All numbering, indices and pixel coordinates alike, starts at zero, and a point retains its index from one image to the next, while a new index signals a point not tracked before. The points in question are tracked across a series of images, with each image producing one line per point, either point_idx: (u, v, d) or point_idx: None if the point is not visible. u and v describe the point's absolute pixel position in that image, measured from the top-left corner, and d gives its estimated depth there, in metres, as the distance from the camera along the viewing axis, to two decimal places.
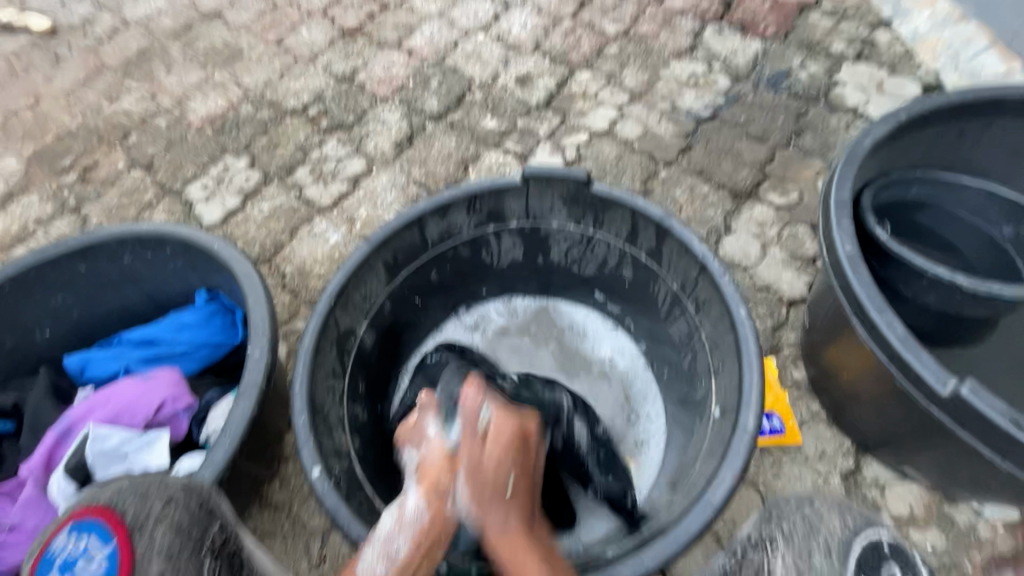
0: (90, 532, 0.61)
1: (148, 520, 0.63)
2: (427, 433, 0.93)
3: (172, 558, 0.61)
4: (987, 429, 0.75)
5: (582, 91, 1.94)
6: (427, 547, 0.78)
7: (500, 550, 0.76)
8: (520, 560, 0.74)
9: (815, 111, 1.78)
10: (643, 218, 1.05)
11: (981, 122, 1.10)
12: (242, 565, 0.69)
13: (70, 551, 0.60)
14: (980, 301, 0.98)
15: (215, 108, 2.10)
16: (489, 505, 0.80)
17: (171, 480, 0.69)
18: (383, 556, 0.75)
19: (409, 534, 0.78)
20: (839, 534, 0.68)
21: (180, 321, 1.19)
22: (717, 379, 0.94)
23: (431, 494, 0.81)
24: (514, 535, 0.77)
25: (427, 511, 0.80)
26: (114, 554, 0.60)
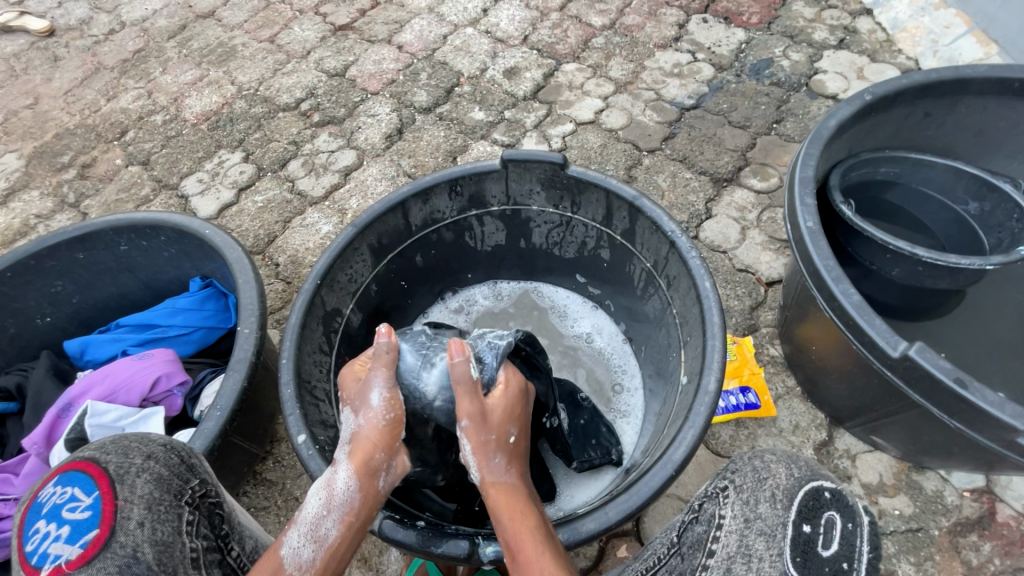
0: (76, 482, 0.62)
1: (130, 472, 0.64)
2: (370, 400, 0.84)
3: (154, 509, 0.63)
4: (936, 389, 0.79)
5: (569, 82, 1.98)
6: (358, 524, 0.76)
7: (497, 499, 0.77)
8: (518, 510, 0.75)
9: (796, 99, 1.82)
10: (616, 199, 1.08)
11: (947, 103, 1.13)
12: (220, 521, 0.71)
13: (56, 499, 0.60)
14: (941, 272, 1.01)
15: (210, 105, 2.15)
16: (490, 453, 0.80)
17: (151, 437, 0.69)
18: (311, 538, 0.73)
19: (338, 516, 0.75)
20: (784, 482, 0.67)
21: (175, 306, 1.24)
22: (685, 350, 0.97)
23: (365, 474, 0.78)
24: (511, 487, 0.79)
25: (356, 492, 0.77)
26: (97, 504, 0.60)
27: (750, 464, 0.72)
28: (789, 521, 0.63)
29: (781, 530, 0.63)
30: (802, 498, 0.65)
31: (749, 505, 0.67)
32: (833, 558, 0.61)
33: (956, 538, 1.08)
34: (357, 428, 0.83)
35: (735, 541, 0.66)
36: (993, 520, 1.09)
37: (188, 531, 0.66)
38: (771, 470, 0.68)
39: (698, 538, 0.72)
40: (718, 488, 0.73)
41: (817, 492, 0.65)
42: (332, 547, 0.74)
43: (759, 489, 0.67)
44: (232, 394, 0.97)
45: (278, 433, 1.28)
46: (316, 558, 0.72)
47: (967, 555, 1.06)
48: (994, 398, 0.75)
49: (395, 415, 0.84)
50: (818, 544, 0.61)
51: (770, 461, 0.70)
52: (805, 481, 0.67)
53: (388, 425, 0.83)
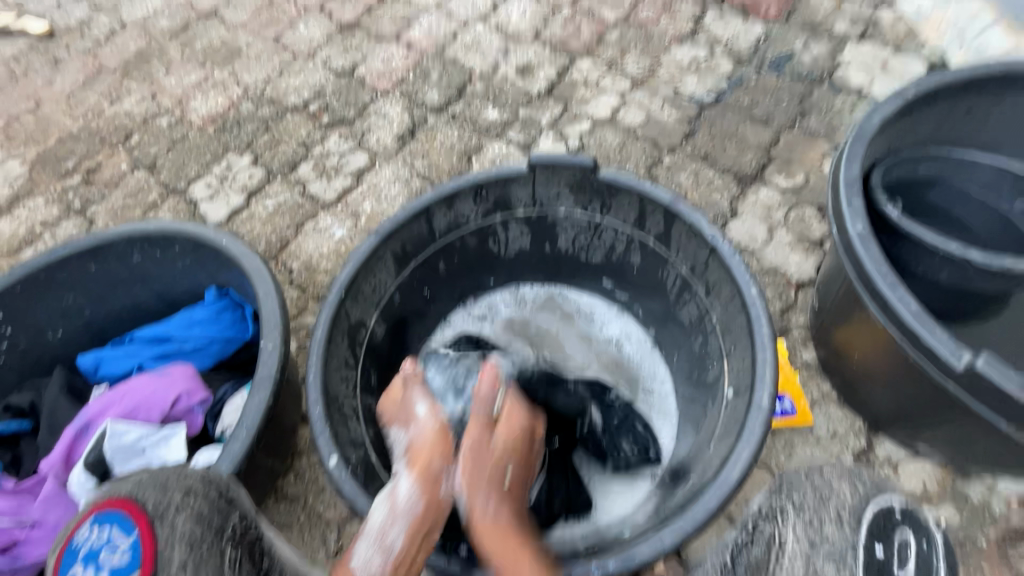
0: (112, 523, 0.58)
1: (170, 509, 0.60)
2: (416, 413, 0.89)
3: (196, 548, 0.59)
4: (1004, 403, 0.75)
5: (584, 78, 1.93)
6: (422, 535, 0.76)
7: (486, 539, 0.75)
8: (511, 549, 0.74)
9: (818, 93, 1.77)
10: (651, 202, 1.04)
11: (991, 97, 1.08)
12: (262, 555, 0.67)
13: (91, 542, 0.56)
14: (993, 277, 0.97)
15: (216, 107, 2.10)
16: (480, 491, 0.80)
17: (188, 471, 0.66)
18: (379, 549, 0.73)
19: (403, 525, 0.76)
20: (850, 501, 0.61)
21: (191, 318, 1.20)
22: (729, 361, 0.94)
23: (423, 484, 0.79)
24: (504, 526, 0.77)
25: (419, 500, 0.78)
26: (137, 545, 0.57)
27: (806, 481, 0.65)
28: (859, 545, 0.58)
29: (852, 554, 0.57)
30: (872, 519, 0.59)
31: (813, 526, 0.61)
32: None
33: (1006, 549, 1.04)
34: (411, 441, 0.87)
35: (801, 566, 0.59)
36: None
37: (233, 568, 0.61)
38: (833, 487, 0.62)
39: (755, 561, 0.65)
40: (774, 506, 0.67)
41: (887, 511, 0.60)
42: (399, 557, 0.74)
43: (823, 508, 0.61)
44: (257, 412, 0.93)
45: (300, 447, 1.25)
46: (386, 567, 0.73)
47: (1018, 566, 1.03)
48: None
49: (443, 422, 0.88)
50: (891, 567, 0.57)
51: (830, 476, 0.64)
52: (874, 500, 0.61)
53: (437, 430, 0.86)
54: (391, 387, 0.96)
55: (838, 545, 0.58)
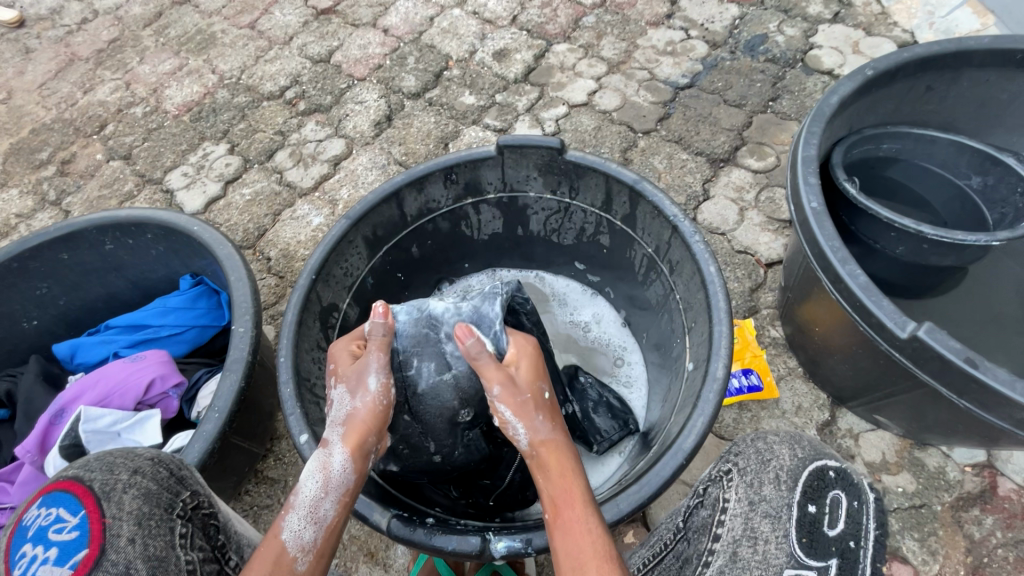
0: (61, 502, 0.59)
1: (116, 489, 0.61)
2: (365, 384, 0.82)
3: (144, 525, 0.60)
4: (944, 371, 0.78)
5: (560, 63, 1.93)
6: (352, 505, 0.75)
7: (549, 457, 0.75)
8: (566, 466, 0.74)
9: (791, 75, 1.79)
10: (616, 183, 1.06)
11: (948, 75, 1.11)
12: (216, 531, 0.69)
13: (41, 521, 0.58)
14: (946, 250, 1.00)
15: (191, 95, 2.08)
16: (532, 415, 0.78)
17: (137, 451, 0.67)
18: (310, 520, 0.70)
19: (335, 497, 0.73)
20: (788, 464, 0.63)
21: (166, 305, 1.21)
22: (690, 336, 0.96)
23: (360, 458, 0.77)
24: (555, 442, 0.77)
25: (351, 474, 0.76)
26: (85, 523, 0.58)
27: (753, 446, 0.68)
28: (794, 502, 0.61)
29: (787, 511, 0.60)
30: (807, 478, 0.62)
31: (753, 487, 0.64)
32: (839, 537, 0.57)
33: (958, 513, 1.09)
34: (351, 408, 0.81)
35: (741, 524, 0.62)
36: (994, 494, 1.10)
37: (181, 544, 0.63)
38: (773, 449, 0.65)
39: (703, 523, 0.68)
40: (721, 471, 0.69)
41: (820, 471, 0.62)
42: (330, 527, 0.71)
43: (763, 469, 0.64)
44: (230, 393, 0.92)
45: (278, 431, 1.27)
46: (318, 539, 0.70)
47: (969, 529, 1.07)
48: (1002, 376, 0.74)
49: (390, 400, 0.84)
50: (824, 523, 0.58)
51: (773, 441, 0.67)
52: (808, 461, 0.63)
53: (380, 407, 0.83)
54: (352, 348, 0.89)
55: (776, 504, 0.61)
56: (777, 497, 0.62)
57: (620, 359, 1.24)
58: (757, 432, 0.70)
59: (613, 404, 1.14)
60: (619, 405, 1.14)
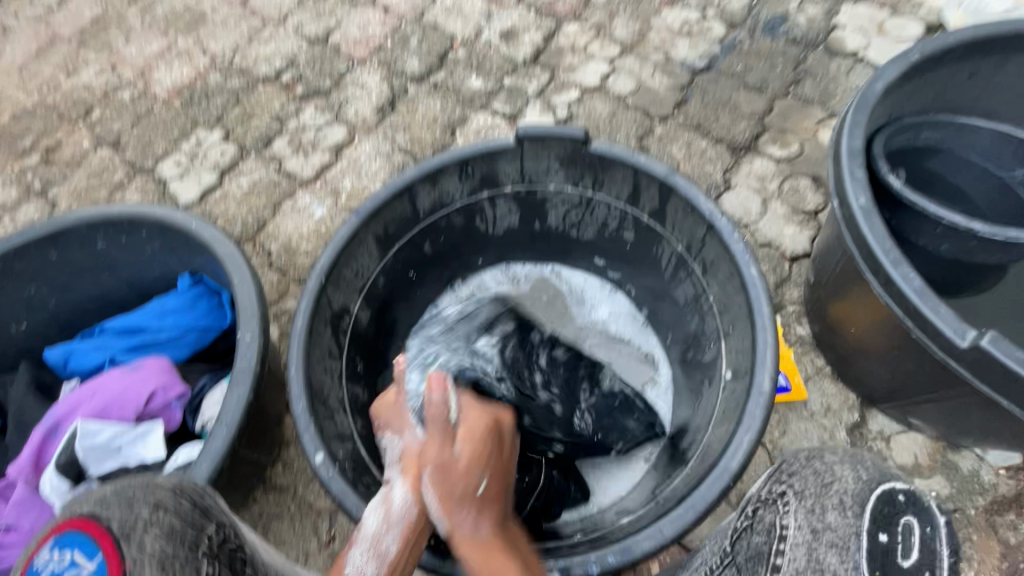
0: (75, 545, 0.53)
1: (136, 528, 0.55)
2: (408, 425, 0.86)
3: (168, 567, 0.55)
4: (1008, 382, 0.73)
5: (571, 44, 1.84)
6: (414, 540, 0.76)
7: (464, 550, 0.73)
8: (489, 560, 0.71)
9: (814, 58, 1.71)
10: (646, 177, 0.99)
11: (996, 60, 1.04)
12: (242, 567, 0.64)
13: (51, 568, 0.51)
14: (995, 248, 0.95)
15: (182, 78, 1.97)
16: (457, 505, 0.75)
17: (158, 483, 0.61)
18: (371, 555, 0.74)
19: (397, 532, 0.76)
20: (852, 486, 0.56)
21: (165, 307, 1.15)
22: (726, 341, 0.91)
23: (418, 491, 0.78)
24: (485, 539, 0.74)
25: (414, 505, 0.77)
26: (102, 568, 0.52)
27: (808, 466, 0.62)
28: (863, 531, 0.53)
29: (855, 541, 0.52)
30: (874, 503, 0.54)
31: (814, 513, 0.57)
32: (916, 569, 0.50)
33: (993, 517, 1.05)
34: (403, 447, 0.84)
35: (804, 556, 0.55)
36: None
37: None
38: (835, 471, 0.58)
39: (756, 549, 0.62)
40: (774, 492, 0.63)
41: (889, 495, 0.54)
42: (392, 562, 0.74)
43: (825, 494, 0.57)
44: (236, 409, 0.87)
45: (286, 436, 1.22)
46: (378, 574, 0.73)
47: (1004, 534, 1.04)
48: None
49: None
50: (898, 555, 0.51)
51: (832, 460, 0.61)
52: (874, 483, 0.56)
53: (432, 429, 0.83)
54: (387, 391, 0.94)
55: (841, 532, 0.54)
56: (845, 526, 0.54)
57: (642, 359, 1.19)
58: (809, 449, 0.64)
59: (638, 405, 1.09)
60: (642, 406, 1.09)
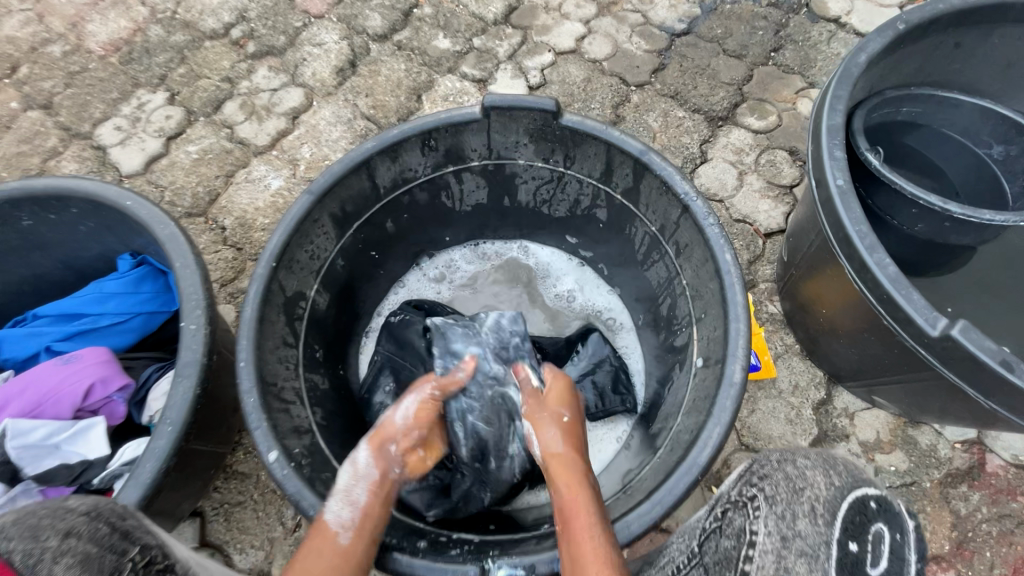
0: None
1: (44, 560, 0.50)
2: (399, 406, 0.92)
3: None
4: (975, 371, 0.72)
5: (545, 2, 1.72)
6: (382, 494, 0.77)
7: (556, 467, 0.79)
8: (569, 473, 0.77)
9: (795, 23, 1.64)
10: (619, 153, 0.93)
11: (981, 31, 1.01)
12: None
13: None
14: (968, 229, 0.94)
15: (119, 32, 1.79)
16: (546, 428, 0.84)
17: (71, 507, 0.56)
18: (346, 503, 0.73)
19: (365, 484, 0.77)
20: (825, 494, 0.56)
21: (104, 290, 1.06)
22: (699, 327, 0.88)
23: (386, 453, 0.82)
24: (564, 454, 0.80)
25: (378, 464, 0.80)
26: None
27: (781, 470, 0.60)
28: (833, 540, 0.52)
29: (826, 550, 0.52)
30: (847, 512, 0.54)
31: (785, 520, 0.56)
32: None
33: (947, 489, 1.09)
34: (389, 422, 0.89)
35: (773, 563, 0.54)
36: (983, 470, 1.10)
37: None
38: (807, 477, 0.57)
39: (726, 554, 0.61)
40: (744, 495, 0.62)
41: (862, 503, 0.55)
42: (362, 510, 0.74)
43: (796, 499, 0.56)
44: (184, 406, 0.79)
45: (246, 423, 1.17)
46: (351, 519, 0.72)
47: (956, 505, 1.08)
48: None
49: (422, 412, 0.89)
50: (866, 564, 0.51)
51: (805, 466, 0.60)
52: (848, 491, 0.56)
53: (432, 403, 0.91)
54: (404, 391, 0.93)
55: (812, 541, 0.53)
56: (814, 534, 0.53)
57: (614, 335, 1.17)
58: (783, 452, 0.63)
59: (619, 376, 1.09)
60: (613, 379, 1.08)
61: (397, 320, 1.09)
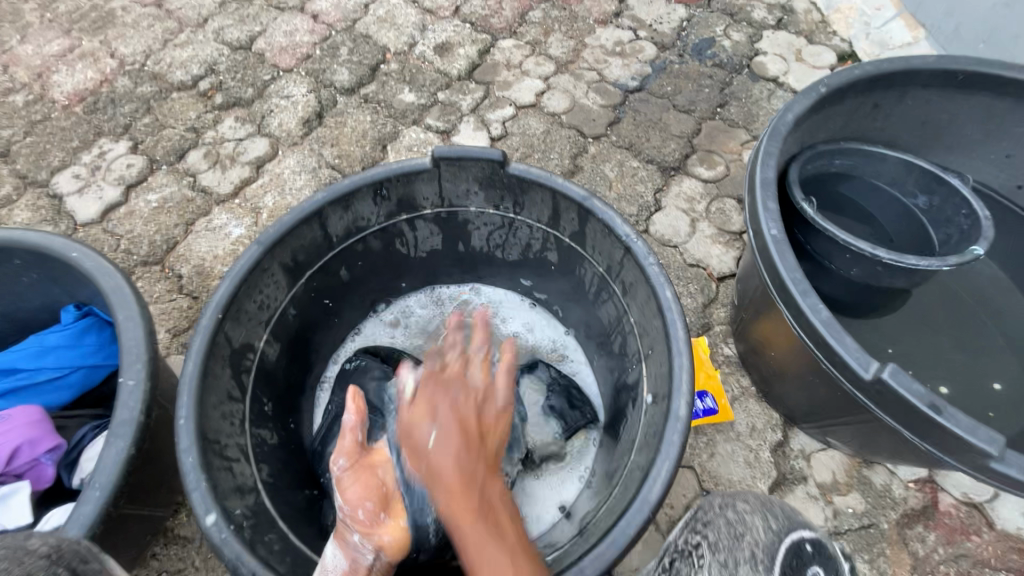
0: None
1: None
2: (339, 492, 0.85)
3: None
4: (908, 414, 0.75)
5: (506, 60, 1.81)
6: None
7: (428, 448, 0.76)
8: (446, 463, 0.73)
9: (738, 81, 1.76)
10: (564, 199, 0.97)
11: (895, 94, 1.12)
12: None
13: None
14: (898, 272, 1.00)
15: (85, 83, 1.82)
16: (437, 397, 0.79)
17: (30, 548, 0.57)
18: None
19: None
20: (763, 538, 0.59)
21: (42, 343, 1.02)
22: (647, 364, 0.91)
23: (349, 543, 0.80)
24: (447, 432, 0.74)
25: (342, 559, 0.79)
26: None
27: (722, 515, 0.64)
28: None
29: None
30: (784, 556, 0.57)
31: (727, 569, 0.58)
32: None
33: (903, 530, 1.10)
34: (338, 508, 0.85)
35: None
36: (936, 509, 1.11)
37: None
38: (746, 522, 0.61)
39: None
40: (690, 543, 0.66)
41: (797, 546, 0.58)
42: None
43: (737, 546, 0.60)
44: (115, 467, 0.76)
45: None
46: None
47: (913, 546, 1.08)
48: (965, 423, 0.72)
49: (365, 493, 0.83)
50: None
51: (744, 510, 0.63)
52: (784, 534, 0.59)
53: (352, 473, 0.85)
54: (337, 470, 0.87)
55: None
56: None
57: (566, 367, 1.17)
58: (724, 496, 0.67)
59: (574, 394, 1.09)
60: (568, 394, 1.09)
61: (353, 367, 1.09)
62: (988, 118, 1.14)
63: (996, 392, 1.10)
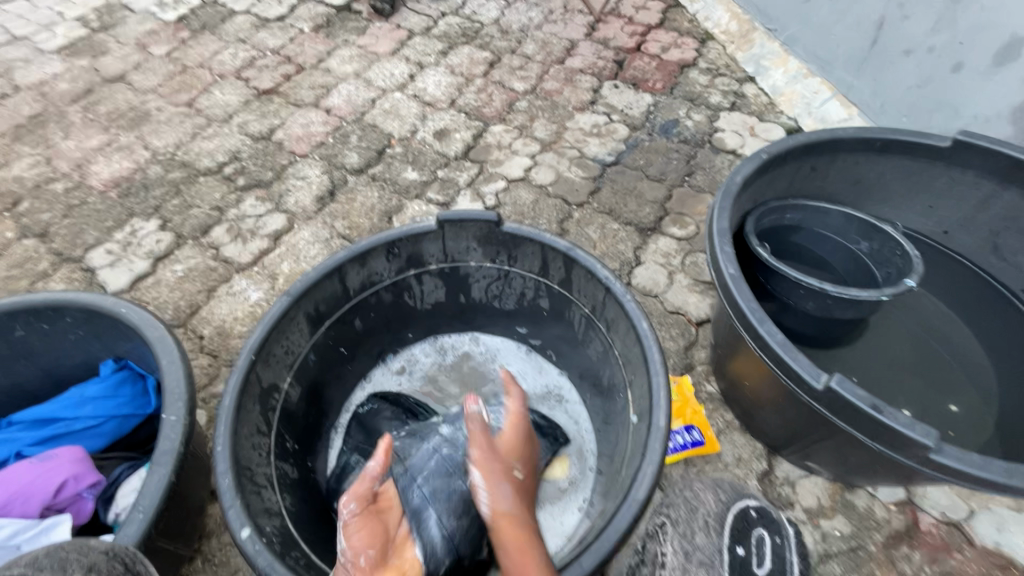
0: None
1: None
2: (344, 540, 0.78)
3: None
4: (854, 415, 0.90)
5: (497, 141, 2.07)
6: None
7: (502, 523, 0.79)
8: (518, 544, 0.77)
9: (702, 154, 2.01)
10: (551, 251, 1.13)
11: (827, 158, 1.33)
12: None
13: None
14: (847, 305, 1.14)
15: (121, 171, 2.04)
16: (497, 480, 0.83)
17: (92, 546, 0.72)
18: None
19: None
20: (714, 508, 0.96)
21: (84, 395, 1.13)
22: (632, 390, 1.02)
23: None
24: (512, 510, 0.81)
25: None
26: None
27: (680, 497, 0.99)
28: (724, 546, 0.91)
29: (718, 556, 0.90)
30: (733, 521, 0.94)
31: (686, 536, 0.93)
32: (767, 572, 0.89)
33: (890, 551, 1.15)
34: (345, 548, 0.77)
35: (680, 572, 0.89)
36: (918, 529, 1.18)
37: None
38: (700, 499, 0.97)
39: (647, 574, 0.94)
40: (656, 525, 1.00)
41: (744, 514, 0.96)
42: None
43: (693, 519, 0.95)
44: (156, 493, 0.88)
45: (207, 527, 1.14)
46: None
47: (900, 566, 1.14)
48: (904, 419, 0.87)
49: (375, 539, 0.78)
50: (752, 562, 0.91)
51: (699, 490, 0.99)
52: (731, 504, 0.96)
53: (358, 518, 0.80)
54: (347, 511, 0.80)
55: (708, 552, 0.91)
56: (709, 545, 0.92)
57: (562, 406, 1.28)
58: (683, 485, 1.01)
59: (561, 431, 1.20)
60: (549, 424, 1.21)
61: (367, 411, 1.19)
62: (907, 176, 1.35)
63: (952, 413, 1.23)
